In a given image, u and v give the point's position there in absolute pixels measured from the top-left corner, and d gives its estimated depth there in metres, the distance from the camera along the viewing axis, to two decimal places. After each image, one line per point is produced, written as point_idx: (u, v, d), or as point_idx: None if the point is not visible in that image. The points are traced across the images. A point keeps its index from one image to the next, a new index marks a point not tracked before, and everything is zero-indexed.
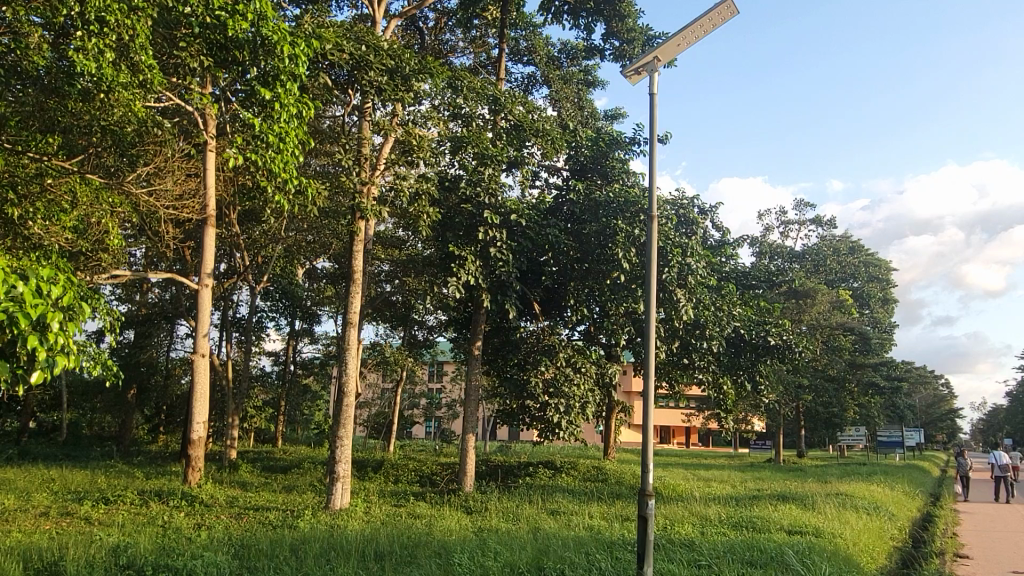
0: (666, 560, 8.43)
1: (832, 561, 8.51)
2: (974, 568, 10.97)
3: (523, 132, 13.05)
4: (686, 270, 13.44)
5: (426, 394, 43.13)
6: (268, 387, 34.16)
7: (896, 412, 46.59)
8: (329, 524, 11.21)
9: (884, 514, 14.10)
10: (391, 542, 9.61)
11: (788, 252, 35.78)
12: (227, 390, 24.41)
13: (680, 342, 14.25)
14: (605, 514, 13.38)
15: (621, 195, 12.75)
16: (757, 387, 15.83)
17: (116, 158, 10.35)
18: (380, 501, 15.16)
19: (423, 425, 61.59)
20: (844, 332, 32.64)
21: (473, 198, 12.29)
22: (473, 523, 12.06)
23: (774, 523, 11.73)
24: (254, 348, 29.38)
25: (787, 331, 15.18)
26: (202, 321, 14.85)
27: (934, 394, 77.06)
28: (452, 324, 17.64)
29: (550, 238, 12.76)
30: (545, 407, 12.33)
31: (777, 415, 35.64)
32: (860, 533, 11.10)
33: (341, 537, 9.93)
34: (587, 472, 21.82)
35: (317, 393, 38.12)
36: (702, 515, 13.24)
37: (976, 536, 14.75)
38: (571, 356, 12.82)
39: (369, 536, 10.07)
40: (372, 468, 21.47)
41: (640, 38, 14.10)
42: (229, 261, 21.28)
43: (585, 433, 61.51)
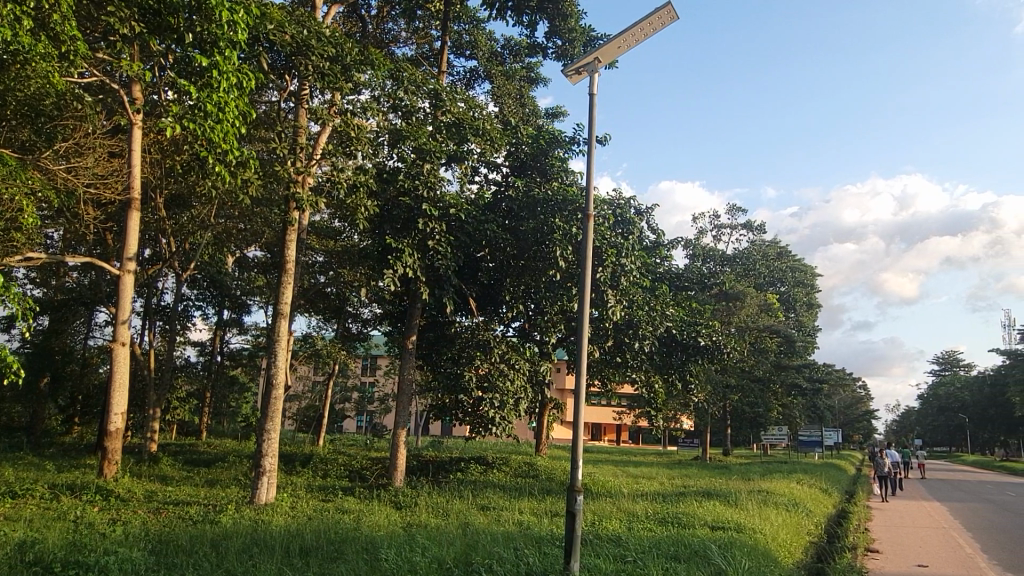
0: (593, 555, 8.37)
1: (754, 557, 8.60)
2: (883, 562, 11.38)
3: (463, 130, 12.65)
4: (621, 271, 13.53)
5: (359, 387, 42.50)
6: (194, 377, 32.99)
7: (817, 412, 48.33)
8: (253, 520, 10.75)
9: (803, 510, 14.48)
10: (317, 538, 9.28)
11: (720, 255, 36.44)
12: (150, 381, 23.29)
13: (613, 341, 14.33)
14: (535, 510, 13.34)
15: (560, 194, 12.58)
16: (687, 387, 16.03)
17: (32, 133, 9.77)
18: (307, 495, 14.76)
19: (356, 419, 60.91)
20: (770, 335, 33.57)
21: (412, 192, 11.89)
22: (401, 518, 11.81)
23: (698, 519, 11.89)
24: (179, 337, 28.29)
25: (717, 332, 15.43)
26: (123, 307, 13.76)
27: (853, 397, 80.39)
28: (386, 318, 17.31)
29: (487, 234, 12.57)
30: (479, 402, 12.16)
31: (705, 415, 36.42)
32: (779, 529, 11.34)
33: (266, 532, 9.56)
34: (519, 468, 21.79)
35: (246, 385, 37.04)
36: (629, 511, 13.32)
37: (886, 532, 15.39)
38: (506, 352, 12.61)
39: (295, 531, 9.74)
40: (300, 462, 20.92)
41: (582, 39, 14.09)
42: (154, 246, 20.28)
43: (518, 429, 61.72)
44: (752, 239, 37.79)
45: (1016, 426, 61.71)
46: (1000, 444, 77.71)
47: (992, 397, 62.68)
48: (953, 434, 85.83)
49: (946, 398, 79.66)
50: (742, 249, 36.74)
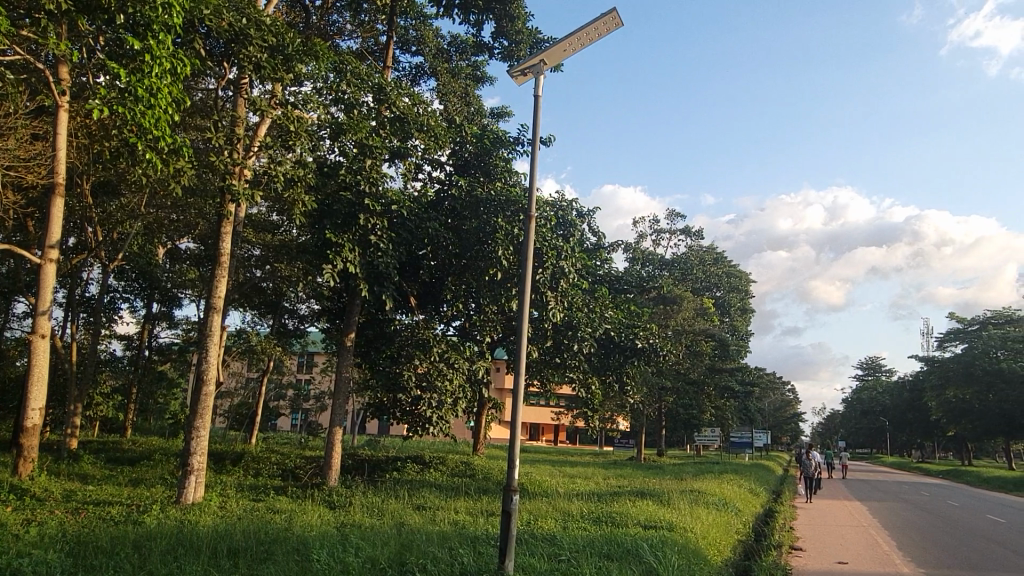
0: (526, 554, 8.36)
1: (684, 555, 8.70)
2: (806, 559, 11.75)
3: (406, 127, 12.45)
4: (560, 274, 13.54)
5: (294, 385, 41.57)
6: (119, 372, 31.61)
7: (748, 414, 49.69)
8: (180, 520, 10.33)
9: (732, 509, 14.83)
10: (247, 538, 9.02)
11: (659, 260, 37.05)
12: (71, 375, 22.18)
13: (552, 342, 14.38)
14: (471, 510, 13.29)
15: (503, 194, 12.51)
16: (624, 388, 16.20)
17: None
18: (237, 495, 14.31)
19: (291, 417, 59.59)
20: (705, 338, 34.33)
21: (354, 187, 11.65)
22: (335, 518, 11.58)
23: (631, 518, 12.02)
24: (104, 331, 27.09)
25: (653, 335, 15.64)
26: (44, 297, 13.00)
27: (782, 400, 82.99)
28: (324, 313, 16.93)
29: (430, 232, 12.28)
30: (418, 400, 12.03)
31: (641, 416, 36.94)
32: (708, 528, 11.57)
33: (193, 533, 9.20)
34: (456, 468, 21.66)
35: (175, 381, 35.74)
36: (564, 510, 13.38)
37: (809, 530, 15.93)
38: (445, 352, 12.44)
39: (224, 531, 9.43)
40: (230, 460, 20.27)
41: (528, 41, 14.08)
42: (80, 236, 19.30)
43: (456, 429, 61.43)
44: (690, 244, 38.54)
45: (932, 429, 64.81)
46: (917, 446, 81.51)
47: (910, 402, 65.57)
48: (874, 436, 89.56)
49: (869, 401, 83.05)
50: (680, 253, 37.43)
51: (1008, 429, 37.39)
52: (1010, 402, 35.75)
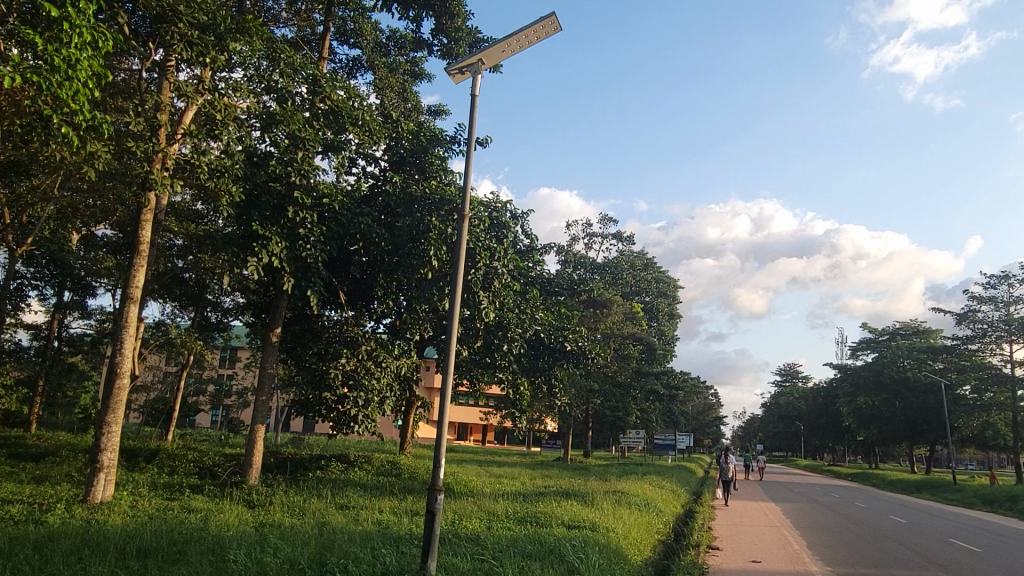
0: (450, 555, 8.22)
1: (606, 556, 8.67)
2: (722, 559, 12.03)
3: (340, 120, 11.60)
4: (492, 274, 13.36)
5: (215, 380, 40.06)
6: (23, 364, 29.63)
7: (672, 417, 50.83)
8: (85, 518, 9.45)
9: (654, 510, 15.03)
10: (158, 538, 8.45)
11: (591, 263, 37.29)
12: None
13: (482, 341, 14.17)
14: (395, 510, 13.03)
15: (438, 192, 12.03)
16: (552, 390, 16.23)
17: None
18: (150, 494, 13.56)
19: (211, 413, 57.67)
20: (634, 342, 34.72)
21: (284, 178, 11.07)
22: (254, 519, 11.10)
23: (555, 518, 12.04)
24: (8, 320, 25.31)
25: (583, 338, 15.73)
26: None
27: (705, 404, 85.27)
28: (248, 307, 16.29)
29: (362, 227, 11.73)
30: (343, 399, 11.50)
31: (570, 418, 37.13)
32: (630, 528, 11.72)
33: (99, 533, 8.61)
34: (381, 467, 21.31)
35: (85, 374, 33.84)
36: (489, 510, 13.33)
37: (726, 531, 16.33)
38: (374, 350, 12.00)
39: (133, 531, 8.85)
40: (143, 458, 19.29)
41: (468, 39, 13.78)
42: None
43: (382, 428, 60.52)
44: (622, 249, 38.92)
45: (843, 434, 67.81)
46: (829, 450, 85.10)
47: (824, 407, 68.31)
48: (790, 440, 93.11)
49: (786, 406, 86.18)
50: (612, 258, 37.75)
51: (913, 434, 39.42)
52: (915, 409, 37.71)
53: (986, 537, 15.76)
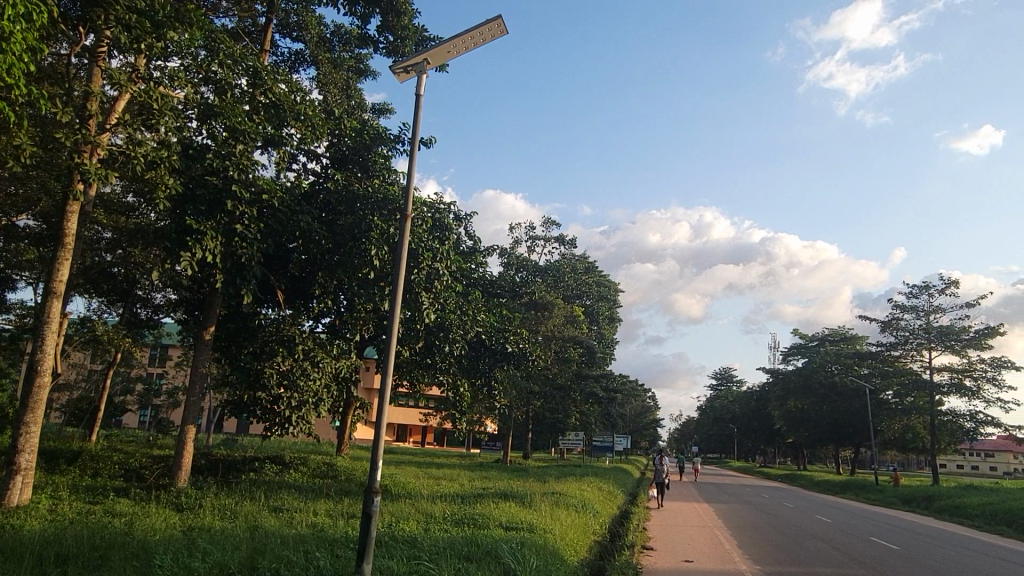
0: (386, 557, 8.14)
1: (541, 556, 8.74)
2: (656, 559, 12.30)
3: (281, 113, 11.16)
4: (434, 275, 13.22)
5: (144, 379, 38.66)
6: None
7: (610, 420, 51.54)
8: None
9: (590, 511, 15.24)
10: (78, 543, 8.08)
11: (532, 266, 37.49)
12: None
13: (423, 342, 14.05)
14: (331, 512, 12.82)
15: (381, 192, 11.77)
16: (492, 392, 16.20)
17: None
18: (70, 497, 12.97)
19: (139, 412, 55.72)
20: (573, 345, 35.03)
21: (221, 172, 10.39)
22: (182, 522, 10.71)
23: (493, 519, 12.06)
24: None
25: (524, 340, 15.76)
26: None
27: (642, 407, 86.81)
28: (182, 304, 15.72)
29: (301, 225, 11.18)
30: (278, 399, 11.14)
31: (509, 420, 37.19)
32: (567, 529, 11.85)
33: (15, 539, 8.20)
34: (317, 468, 20.93)
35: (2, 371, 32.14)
36: (427, 512, 13.25)
37: (660, 531, 16.67)
38: (311, 349, 11.64)
39: (51, 536, 8.44)
40: (64, 460, 18.48)
41: (414, 38, 13.57)
42: None
43: (319, 428, 59.52)
44: (564, 253, 39.16)
45: (773, 436, 69.99)
46: (759, 452, 87.87)
47: (756, 410, 70.37)
48: (724, 442, 95.68)
49: (721, 409, 88.32)
50: (554, 261, 37.97)
51: (838, 437, 40.96)
52: (841, 412, 39.24)
53: (903, 536, 16.48)
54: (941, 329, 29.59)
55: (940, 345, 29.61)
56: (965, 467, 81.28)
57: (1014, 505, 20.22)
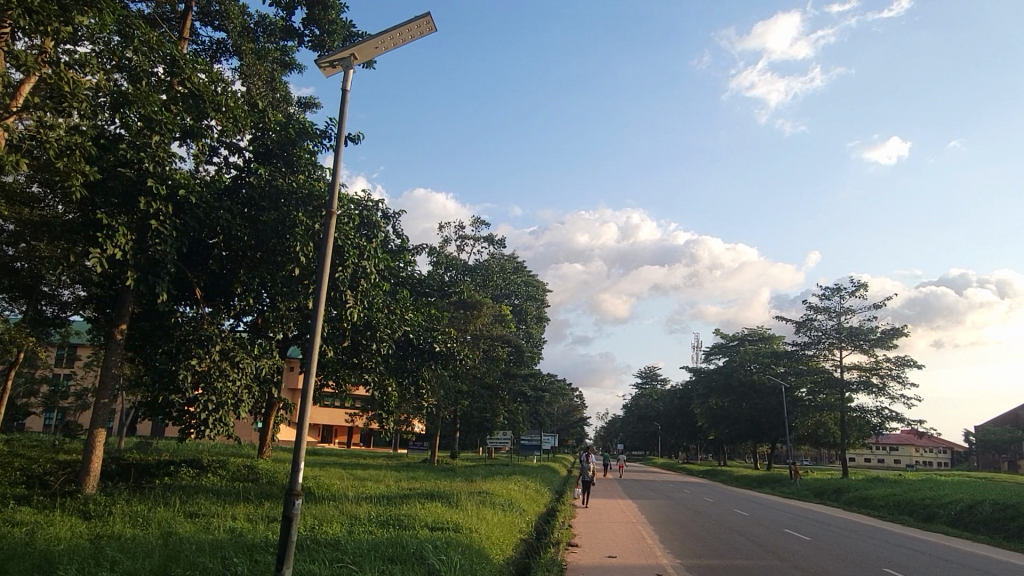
0: (305, 561, 7.00)
1: (470, 558, 7.83)
2: (580, 555, 11.91)
3: (200, 105, 9.39)
4: (359, 274, 12.08)
5: (48, 380, 36.04)
6: None
7: (537, 418, 51.41)
8: None
9: (516, 510, 14.61)
10: None
11: (461, 265, 36.62)
12: None
13: (348, 342, 12.87)
14: (250, 517, 11.05)
15: (306, 186, 10.26)
16: (420, 392, 14.95)
17: None
18: None
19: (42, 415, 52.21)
20: (501, 344, 34.44)
21: (134, 163, 8.76)
22: (90, 531, 9.32)
23: (420, 519, 10.51)
24: None
25: (453, 339, 14.65)
26: None
27: (570, 405, 87.55)
28: (90, 301, 14.15)
29: (221, 222, 9.57)
30: (193, 402, 9.40)
31: (436, 421, 36.17)
32: (493, 526, 11.10)
33: None
34: (238, 472, 18.67)
35: None
36: (351, 515, 11.42)
37: (585, 527, 16.50)
38: (230, 349, 9.95)
39: None
40: None
41: (342, 32, 12.03)
42: None
43: (239, 429, 57.01)
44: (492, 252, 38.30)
45: (695, 433, 71.73)
46: (682, 448, 90.01)
47: (679, 408, 71.99)
48: (648, 438, 97.69)
49: (646, 408, 89.81)
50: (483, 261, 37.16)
51: (757, 433, 41.96)
52: (758, 410, 40.52)
53: (816, 528, 16.81)
54: (851, 330, 30.79)
55: (850, 345, 30.91)
56: (870, 461, 85.50)
57: (913, 496, 21.28)
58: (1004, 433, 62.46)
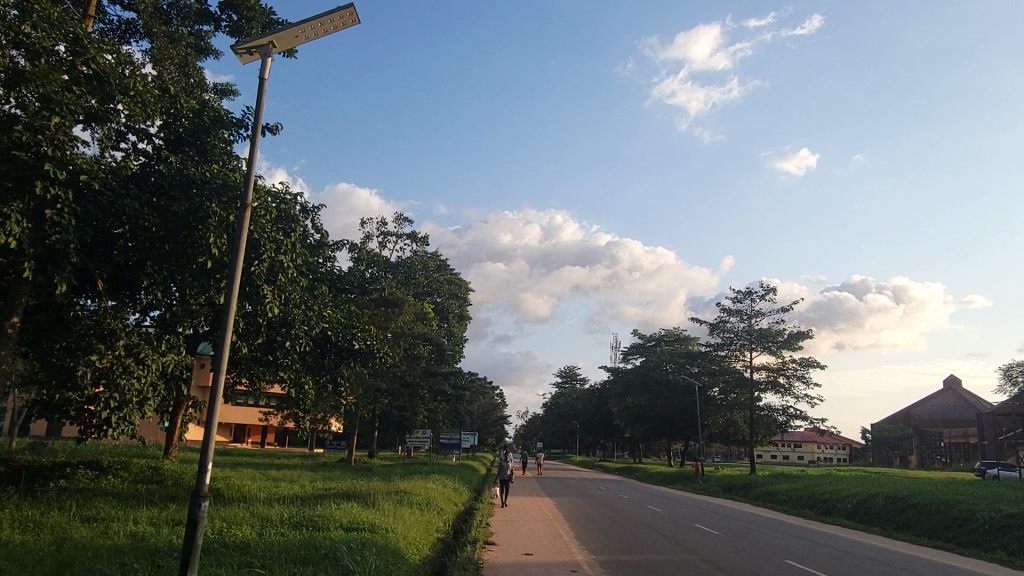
0: (211, 565, 6.38)
1: (385, 558, 7.30)
2: (497, 553, 11.52)
3: (107, 88, 7.59)
4: (277, 268, 10.62)
5: None
6: None
7: (458, 417, 50.72)
8: None
9: (434, 509, 14.12)
10: None
11: (383, 262, 35.05)
12: None
13: (262, 338, 11.84)
14: (153, 520, 10.10)
15: (219, 175, 8.81)
16: (338, 390, 13.95)
17: None
18: None
19: None
20: (423, 342, 33.28)
21: (31, 148, 6.83)
22: None
23: (333, 520, 9.93)
24: None
25: (373, 336, 13.45)
26: None
27: (490, 404, 87.22)
28: None
29: (127, 211, 8.01)
30: (92, 400, 8.02)
31: (353, 420, 34.80)
32: (408, 526, 10.58)
33: None
34: (141, 472, 17.21)
35: None
36: (263, 515, 10.81)
37: (502, 526, 16.11)
38: (136, 345, 8.42)
39: None
40: None
41: (262, 19, 11.08)
42: None
43: (143, 428, 54.01)
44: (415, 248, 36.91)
45: (612, 431, 72.69)
46: (600, 446, 91.23)
47: (597, 407, 72.80)
48: (566, 437, 98.52)
49: (565, 406, 90.39)
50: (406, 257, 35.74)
51: (671, 430, 42.81)
52: (672, 408, 41.31)
53: (724, 522, 17.12)
54: (761, 332, 31.79)
55: (759, 347, 31.81)
56: (776, 457, 89.12)
57: (816, 490, 22.04)
58: (896, 430, 66.30)
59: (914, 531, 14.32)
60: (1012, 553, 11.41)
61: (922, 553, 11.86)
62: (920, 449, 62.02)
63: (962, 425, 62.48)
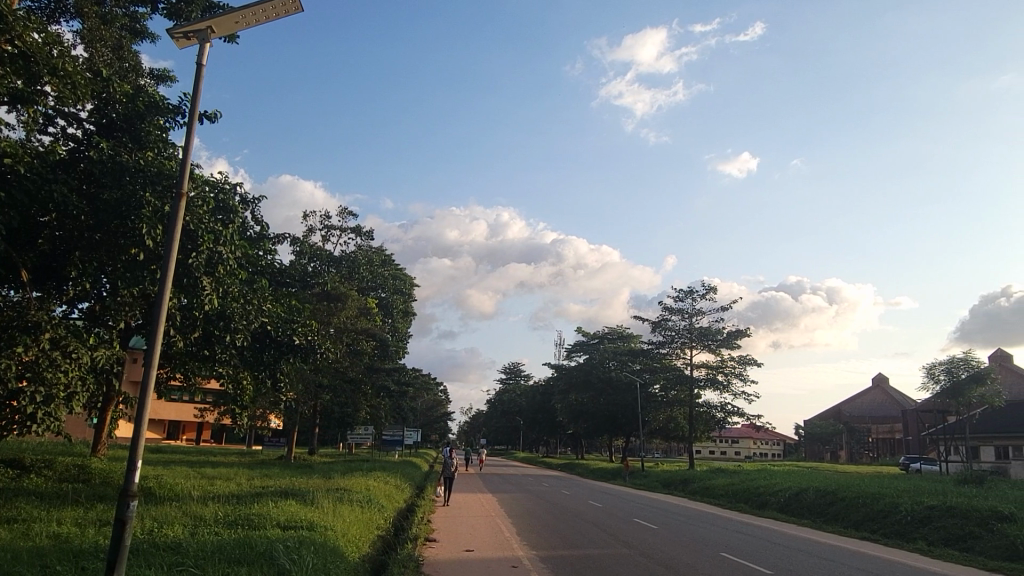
0: (138, 566, 5.81)
1: (325, 558, 6.80)
2: (438, 551, 11.11)
3: (34, 69, 6.80)
4: (214, 260, 9.76)
5: None
6: None
7: (400, 413, 49.83)
8: None
9: (374, 505, 13.82)
10: None
11: (326, 255, 34.04)
12: None
13: (198, 333, 10.97)
14: (77, 520, 9.36)
15: (154, 164, 8.17)
16: (277, 385, 13.25)
17: None
18: None
19: None
20: (366, 338, 32.13)
21: None
22: None
23: (269, 518, 9.37)
24: None
25: (314, 331, 12.82)
26: None
27: (434, 401, 86.23)
28: None
29: (55, 198, 7.29)
30: (16, 396, 6.90)
31: (293, 416, 33.69)
32: (349, 525, 10.06)
33: None
34: (64, 471, 16.11)
35: None
36: (196, 515, 10.16)
37: (442, 522, 15.80)
38: (64, 338, 7.47)
39: None
40: None
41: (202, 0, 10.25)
42: None
43: (69, 426, 51.25)
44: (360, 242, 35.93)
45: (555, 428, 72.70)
46: (542, 443, 91.30)
47: (540, 404, 72.75)
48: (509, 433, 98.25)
49: (509, 403, 90.14)
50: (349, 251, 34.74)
51: (613, 427, 42.95)
52: (614, 405, 41.40)
53: (663, 517, 17.10)
54: (701, 330, 32.21)
55: (699, 344, 32.24)
56: (713, 453, 90.84)
57: (752, 484, 22.31)
58: (826, 426, 68.17)
59: (843, 523, 14.58)
60: (931, 542, 11.67)
61: (846, 543, 12.15)
62: (849, 444, 63.92)
63: (888, 421, 64.67)
